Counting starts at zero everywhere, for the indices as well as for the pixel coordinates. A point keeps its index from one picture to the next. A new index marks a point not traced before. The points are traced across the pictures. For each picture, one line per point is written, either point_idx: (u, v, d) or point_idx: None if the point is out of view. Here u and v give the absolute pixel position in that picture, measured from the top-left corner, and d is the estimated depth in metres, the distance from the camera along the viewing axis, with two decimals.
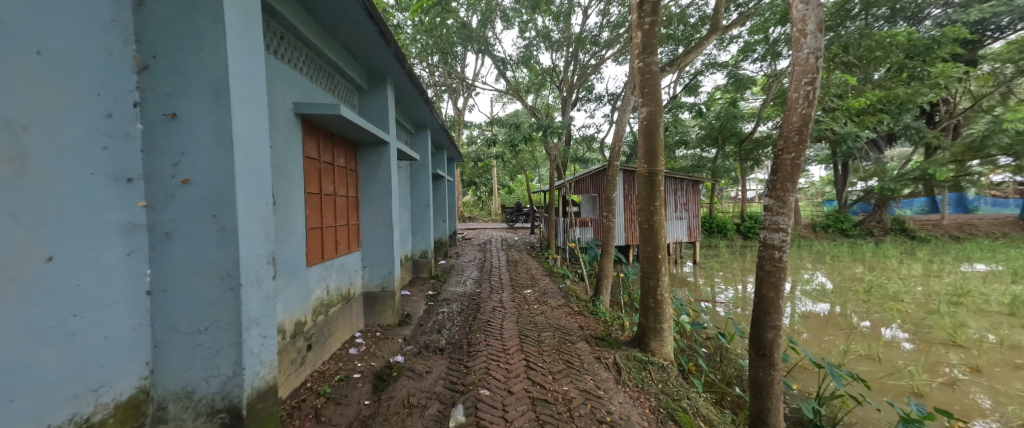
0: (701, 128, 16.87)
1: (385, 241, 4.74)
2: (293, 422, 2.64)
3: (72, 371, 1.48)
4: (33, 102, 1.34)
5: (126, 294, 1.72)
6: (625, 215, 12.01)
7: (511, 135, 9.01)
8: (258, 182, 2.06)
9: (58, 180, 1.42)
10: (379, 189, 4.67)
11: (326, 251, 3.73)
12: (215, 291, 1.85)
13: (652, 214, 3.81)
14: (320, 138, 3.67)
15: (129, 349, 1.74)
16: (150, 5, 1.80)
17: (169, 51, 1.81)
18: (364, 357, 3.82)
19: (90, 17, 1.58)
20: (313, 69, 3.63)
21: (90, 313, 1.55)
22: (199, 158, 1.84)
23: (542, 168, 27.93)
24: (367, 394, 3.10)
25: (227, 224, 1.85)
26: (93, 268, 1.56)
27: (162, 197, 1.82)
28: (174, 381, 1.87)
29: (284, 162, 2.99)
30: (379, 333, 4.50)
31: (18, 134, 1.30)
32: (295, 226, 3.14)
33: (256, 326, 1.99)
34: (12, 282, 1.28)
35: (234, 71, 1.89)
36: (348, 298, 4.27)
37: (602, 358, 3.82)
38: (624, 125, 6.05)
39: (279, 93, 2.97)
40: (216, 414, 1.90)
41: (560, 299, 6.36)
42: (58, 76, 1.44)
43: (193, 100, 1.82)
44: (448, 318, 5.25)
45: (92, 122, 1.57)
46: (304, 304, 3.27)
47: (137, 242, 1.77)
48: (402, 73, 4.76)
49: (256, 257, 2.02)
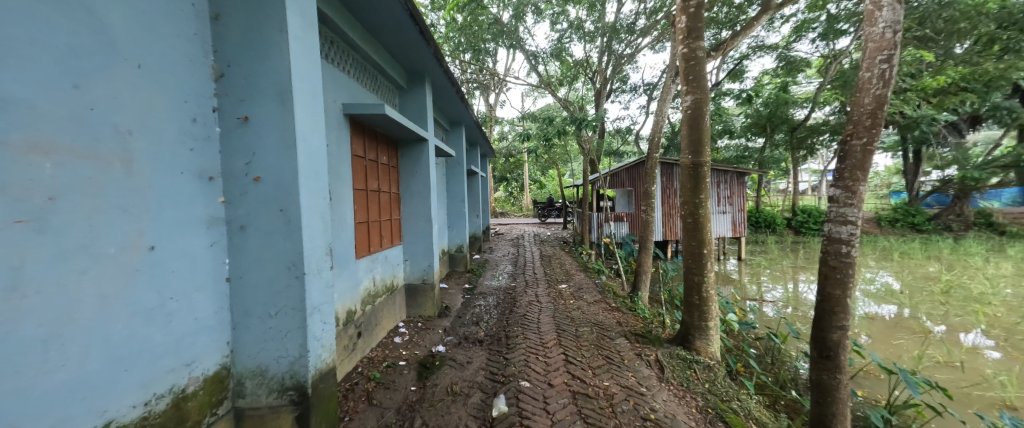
0: (746, 117, 15.85)
1: (425, 235, 4.92)
2: (348, 403, 2.83)
3: (169, 347, 1.68)
4: (135, 111, 1.54)
5: (211, 280, 1.93)
6: (663, 209, 11.64)
7: (543, 129, 8.96)
8: (317, 179, 2.21)
9: (156, 179, 1.62)
10: (419, 186, 4.82)
11: (372, 244, 3.93)
12: (283, 279, 2.02)
13: (698, 208, 3.65)
14: (366, 137, 3.85)
15: (214, 331, 1.95)
16: (225, 18, 1.96)
17: (241, 58, 1.97)
18: (409, 346, 4.00)
19: (176, 32, 1.76)
20: (359, 72, 3.81)
21: (183, 296, 1.75)
22: (268, 157, 1.99)
23: (575, 163, 27.52)
24: (413, 380, 3.25)
25: (293, 218, 2.00)
26: (183, 256, 1.76)
27: (238, 193, 2.00)
28: (250, 359, 2.06)
29: (336, 159, 3.17)
30: (420, 324, 4.68)
31: (126, 138, 1.50)
32: (346, 219, 3.33)
33: (317, 313, 2.15)
34: (124, 268, 1.48)
35: (296, 76, 2.04)
36: (392, 289, 4.47)
37: (643, 355, 3.74)
38: (663, 115, 5.81)
39: (331, 95, 3.15)
40: (286, 391, 2.07)
41: (597, 295, 6.30)
42: (154, 86, 1.63)
43: (263, 104, 1.98)
44: (485, 310, 5.36)
45: (180, 128, 1.76)
46: (355, 293, 3.50)
47: (218, 234, 1.97)
48: (441, 71, 4.87)
49: (317, 249, 2.19)
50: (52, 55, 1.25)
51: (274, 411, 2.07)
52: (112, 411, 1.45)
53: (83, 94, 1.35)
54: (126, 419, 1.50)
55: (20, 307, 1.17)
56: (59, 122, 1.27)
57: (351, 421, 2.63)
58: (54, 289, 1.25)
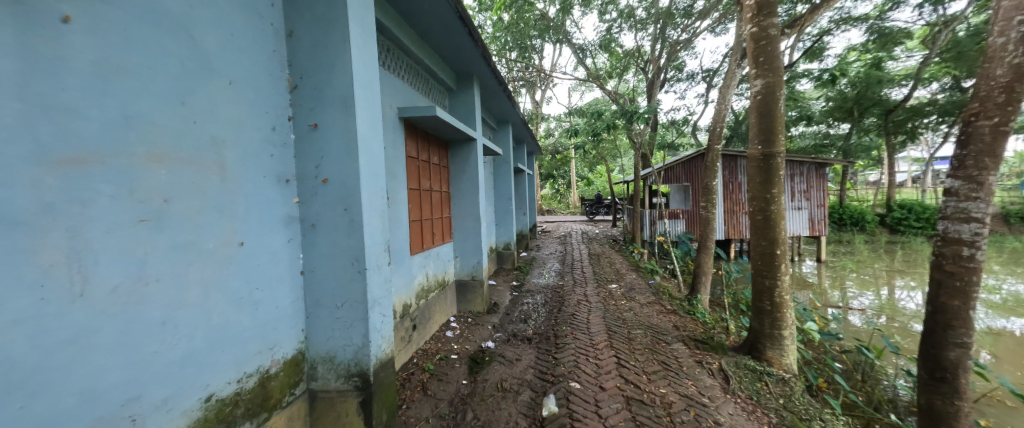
0: (826, 100, 14.09)
1: (474, 233, 5.03)
2: (405, 391, 2.99)
3: (256, 331, 1.90)
4: (227, 122, 1.75)
5: (288, 273, 2.13)
6: (724, 206, 10.77)
7: (592, 124, 8.74)
8: (376, 180, 2.35)
9: (243, 183, 1.83)
10: (468, 184, 4.93)
11: (425, 241, 4.10)
12: (347, 273, 2.18)
13: (769, 204, 3.32)
14: (419, 138, 4.02)
15: (292, 319, 2.16)
16: (298, 34, 2.15)
17: (311, 70, 2.15)
18: (460, 340, 4.12)
19: (258, 50, 1.96)
20: (412, 76, 3.97)
21: (265, 286, 1.96)
22: (334, 160, 2.15)
23: (626, 158, 26.45)
24: (464, 374, 3.34)
25: (356, 216, 2.15)
26: (266, 251, 1.97)
27: (309, 194, 2.19)
28: (321, 345, 2.25)
29: (392, 160, 3.34)
30: (470, 319, 4.80)
31: (221, 148, 1.71)
32: (401, 217, 3.50)
33: (377, 305, 2.29)
34: (221, 261, 1.70)
35: (357, 83, 2.18)
36: (443, 284, 4.63)
37: (704, 363, 3.49)
38: (727, 103, 5.35)
39: (387, 100, 3.32)
40: (352, 377, 2.23)
41: (650, 296, 6.01)
42: (241, 100, 1.84)
43: (330, 111, 2.14)
44: (533, 308, 5.36)
45: (262, 136, 1.97)
46: (410, 288, 3.68)
47: (294, 231, 2.17)
48: (488, 70, 4.92)
49: (376, 245, 2.33)
50: (162, 76, 1.46)
51: (341, 394, 2.24)
52: (213, 385, 1.66)
53: (187, 109, 1.56)
54: (223, 393, 1.72)
55: (143, 291, 1.38)
56: (170, 134, 1.48)
57: (408, 410, 2.76)
58: (170, 278, 1.47)
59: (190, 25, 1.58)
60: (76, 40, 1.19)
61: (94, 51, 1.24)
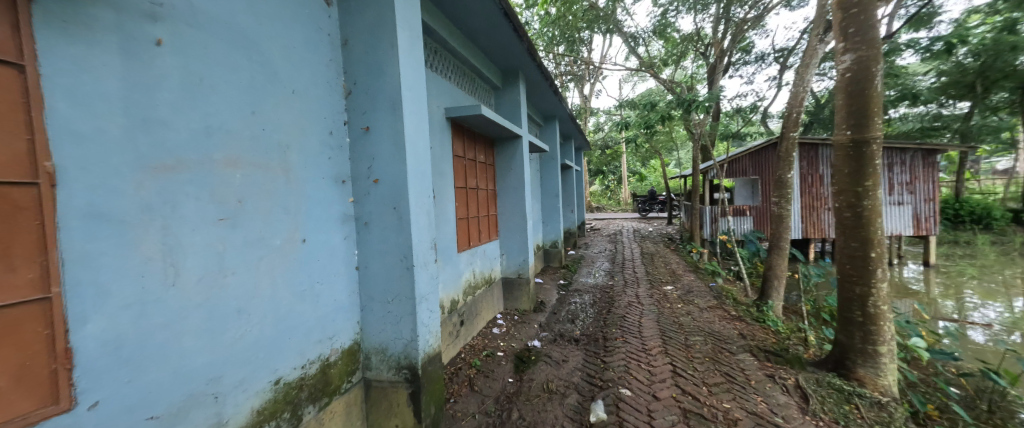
0: (937, 75, 11.91)
1: (521, 231, 5.01)
2: (453, 385, 3.07)
3: (317, 322, 2.04)
4: (291, 128, 1.89)
5: (345, 268, 2.26)
6: (801, 201, 9.64)
7: (644, 116, 8.27)
8: (423, 180, 2.40)
9: (305, 185, 1.97)
10: (514, 182, 4.92)
11: (472, 238, 4.17)
12: (397, 269, 2.26)
13: (861, 199, 2.87)
14: (465, 137, 4.08)
15: (349, 311, 2.29)
16: (352, 42, 2.26)
17: (363, 76, 2.25)
18: (506, 337, 4.13)
19: (317, 60, 2.10)
20: (459, 77, 4.04)
21: (325, 280, 2.09)
22: (384, 161, 2.24)
23: (684, 150, 24.73)
24: (510, 372, 3.34)
25: (404, 215, 2.22)
26: (325, 247, 2.11)
27: (362, 194, 2.30)
28: (374, 338, 2.36)
29: (440, 160, 3.42)
30: (517, 317, 4.80)
31: (286, 152, 1.85)
32: (449, 215, 3.58)
33: (424, 301, 2.36)
34: (287, 257, 1.85)
35: (405, 85, 2.24)
36: (490, 282, 4.68)
37: (777, 378, 3.12)
38: (805, 85, 4.73)
39: (435, 101, 3.41)
40: (402, 369, 2.31)
41: (711, 299, 5.54)
42: (303, 107, 1.97)
43: (380, 114, 2.23)
44: (581, 308, 5.22)
45: (321, 141, 2.10)
46: (458, 285, 3.76)
47: (350, 229, 2.30)
48: (534, 66, 4.85)
49: (423, 243, 2.39)
50: (236, 88, 1.61)
51: (393, 385, 2.34)
52: (281, 370, 1.81)
53: (257, 118, 1.70)
54: (289, 377, 1.87)
55: (223, 283, 1.53)
56: (243, 141, 1.63)
57: (455, 404, 2.82)
58: (244, 271, 1.62)
59: (259, 40, 1.72)
60: (165, 60, 1.34)
61: (180, 69, 1.39)
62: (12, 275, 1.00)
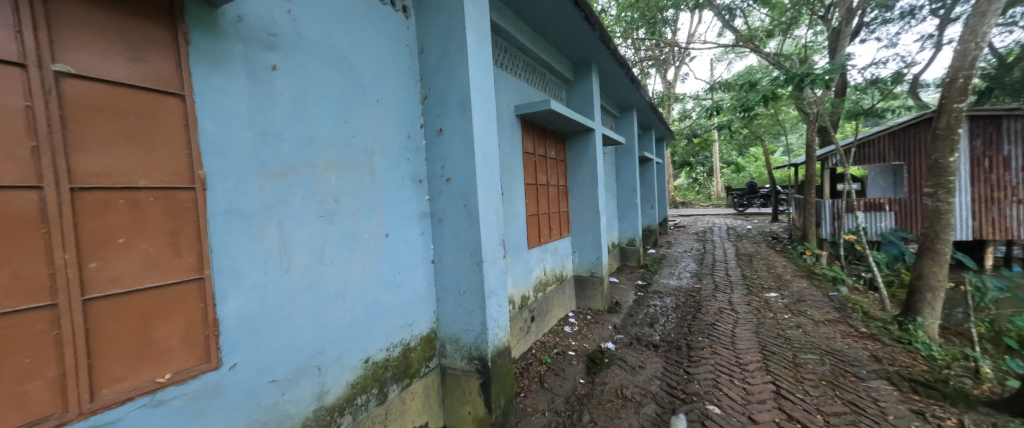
0: None
1: (594, 228, 4.83)
2: (524, 380, 3.11)
3: (398, 310, 2.23)
4: (375, 133, 2.09)
5: (422, 261, 2.43)
6: (973, 192, 7.52)
7: (742, 98, 7.28)
8: (492, 177, 2.47)
9: (387, 184, 2.16)
10: (586, 177, 4.77)
11: (542, 235, 4.15)
12: (468, 264, 2.37)
13: None
14: (535, 134, 4.07)
15: (426, 302, 2.46)
16: (427, 50, 2.40)
17: (436, 80, 2.38)
18: (578, 337, 4.04)
19: (397, 69, 2.27)
20: (529, 74, 4.04)
21: (405, 272, 2.28)
22: (456, 160, 2.35)
23: (793, 135, 21.17)
24: (582, 373, 3.25)
25: (474, 212, 2.30)
26: (406, 242, 2.29)
27: (437, 192, 2.44)
28: (449, 328, 2.50)
29: (509, 157, 3.48)
30: (590, 317, 4.65)
31: (371, 155, 2.05)
32: (518, 212, 3.62)
33: (493, 296, 2.43)
34: (373, 249, 2.05)
35: (474, 87, 2.32)
36: (562, 279, 4.62)
37: (928, 415, 2.48)
38: (976, 41, 3.67)
39: (505, 99, 3.46)
40: (473, 360, 2.42)
41: (828, 311, 4.66)
42: (385, 114, 2.17)
43: (452, 116, 2.34)
44: (661, 312, 4.84)
45: (401, 144, 2.28)
46: (529, 281, 3.79)
47: (426, 225, 2.46)
48: (608, 55, 4.62)
49: (492, 239, 2.46)
50: (332, 101, 1.83)
51: (465, 374, 2.45)
52: (369, 350, 2.03)
53: (348, 126, 1.92)
54: (376, 357, 2.08)
55: (323, 271, 1.76)
56: (338, 147, 1.85)
57: (526, 399, 2.85)
58: (340, 262, 1.85)
59: (349, 56, 1.93)
60: (279, 82, 1.58)
61: (290, 89, 1.63)
62: (179, 260, 1.26)
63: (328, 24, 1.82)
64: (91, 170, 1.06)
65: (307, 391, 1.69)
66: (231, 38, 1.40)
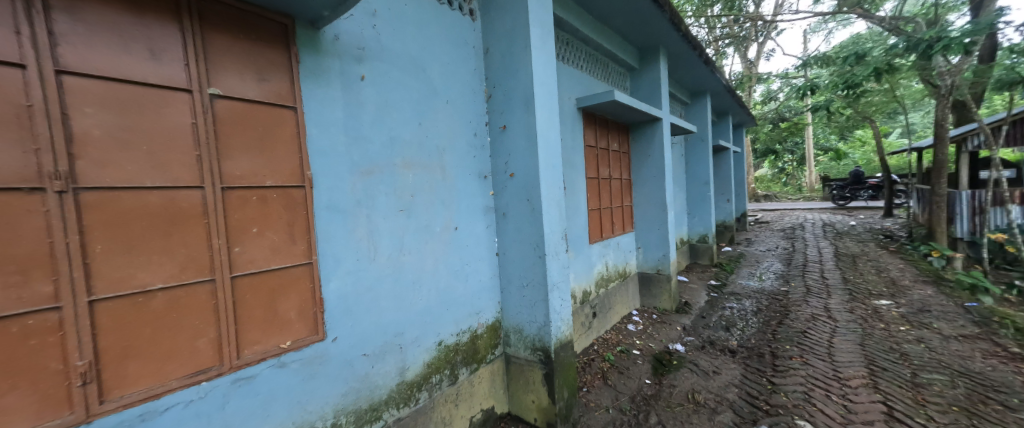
0: None
1: (660, 223, 4.59)
2: (586, 375, 3.10)
3: (466, 299, 2.37)
4: (445, 132, 2.23)
5: (487, 253, 2.55)
6: None
7: (846, 74, 6.25)
8: (554, 172, 2.49)
9: (456, 181, 2.30)
10: (652, 169, 4.54)
11: (604, 230, 4.06)
12: (531, 257, 2.43)
13: None
14: (597, 126, 3.97)
15: (491, 292, 2.58)
16: (491, 49, 2.48)
17: (501, 78, 2.45)
18: (643, 336, 3.89)
19: (464, 70, 2.39)
20: (592, 64, 3.94)
21: (472, 263, 2.41)
22: (520, 156, 2.40)
23: (915, 113, 17.64)
24: (648, 373, 3.14)
25: (537, 206, 2.35)
26: (472, 235, 2.42)
27: (501, 187, 2.53)
28: (513, 318, 2.59)
29: (571, 151, 3.45)
30: (656, 316, 4.45)
31: (442, 153, 2.20)
32: (580, 206, 3.59)
33: (556, 289, 2.47)
34: (444, 241, 2.21)
35: (537, 82, 2.35)
36: (624, 275, 4.47)
37: None
38: None
39: (566, 93, 3.44)
40: (537, 350, 2.49)
41: (962, 324, 3.85)
42: (454, 114, 2.30)
43: (516, 112, 2.40)
44: (739, 315, 4.44)
45: (468, 142, 2.40)
46: (591, 276, 3.75)
47: (491, 219, 2.57)
48: (678, 37, 4.31)
49: (555, 233, 2.48)
50: (409, 105, 2.00)
51: (529, 364, 2.52)
52: (441, 334, 2.20)
53: (423, 127, 2.08)
54: (448, 341, 2.24)
55: (403, 260, 1.95)
56: (414, 147, 2.02)
57: (588, 394, 2.85)
58: (416, 252, 2.03)
59: (423, 61, 2.09)
60: (367, 91, 1.77)
61: (376, 96, 1.82)
62: (294, 246, 1.50)
63: (405, 33, 1.98)
64: (234, 173, 1.31)
65: (391, 366, 1.89)
66: (329, 54, 1.61)
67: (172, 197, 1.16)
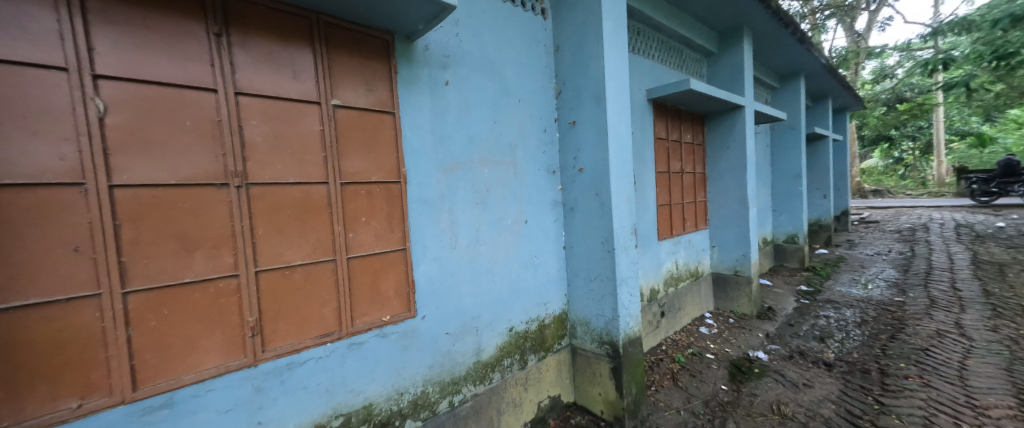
0: None
1: (740, 220, 4.22)
2: (654, 375, 3.03)
3: (534, 290, 2.47)
4: (517, 129, 2.33)
5: (555, 247, 2.61)
6: None
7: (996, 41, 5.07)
8: (624, 166, 2.46)
9: (526, 176, 2.39)
10: (732, 162, 4.20)
11: (675, 226, 3.87)
12: (599, 251, 2.44)
13: None
14: (669, 117, 3.79)
15: (558, 284, 2.65)
16: (562, 46, 2.52)
17: (571, 74, 2.48)
18: (718, 341, 3.65)
19: (535, 68, 2.46)
20: (664, 53, 3.75)
21: (540, 255, 2.50)
22: (590, 150, 2.42)
23: None
24: (724, 379, 2.96)
25: (607, 201, 2.35)
26: (541, 228, 2.50)
27: (569, 181, 2.57)
28: (580, 310, 2.63)
29: (640, 144, 3.35)
30: (733, 321, 4.14)
31: (514, 149, 2.31)
32: (649, 201, 3.47)
33: (625, 284, 2.45)
34: (515, 233, 2.33)
35: (609, 76, 2.34)
36: (697, 275, 4.22)
37: None
38: None
39: (636, 84, 3.33)
40: (604, 344, 2.50)
41: None
42: (526, 112, 2.40)
43: (587, 108, 2.41)
44: (837, 326, 3.92)
45: (538, 138, 2.48)
46: (659, 274, 3.61)
47: (559, 213, 2.63)
48: (766, 15, 3.89)
49: (624, 228, 2.45)
50: (486, 106, 2.14)
51: (596, 356, 2.55)
52: (512, 321, 2.33)
53: (497, 125, 2.21)
54: (518, 328, 2.37)
55: (479, 249, 2.10)
56: (489, 145, 2.16)
57: (657, 393, 2.79)
58: (491, 242, 2.17)
59: (498, 63, 2.21)
60: (451, 94, 1.94)
61: (458, 98, 1.98)
62: (392, 234, 1.72)
63: (482, 38, 2.11)
64: (349, 171, 1.56)
65: (468, 346, 2.06)
66: (420, 64, 1.80)
67: (307, 191, 1.43)
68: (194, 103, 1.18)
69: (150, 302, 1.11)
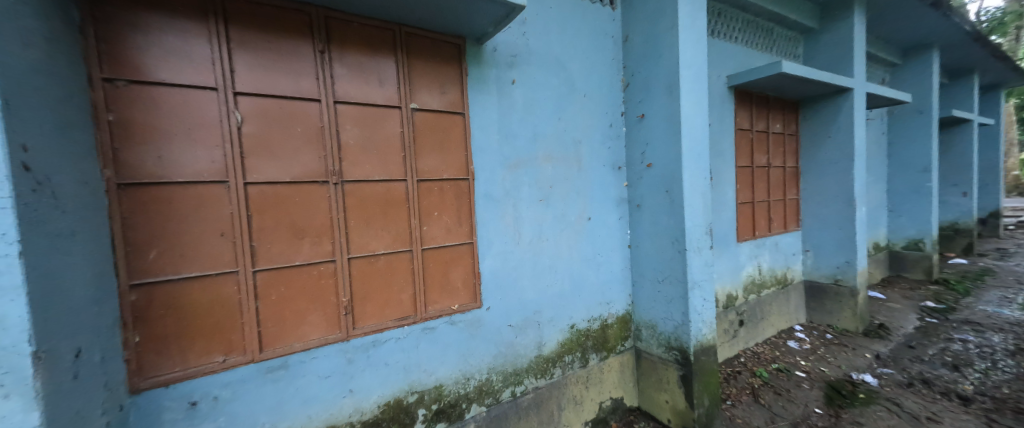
0: None
1: (843, 222, 3.65)
2: (730, 388, 2.78)
3: (597, 288, 2.42)
4: (581, 124, 2.30)
5: (619, 245, 2.53)
6: None
7: None
8: (700, 160, 2.28)
9: (590, 172, 2.35)
10: (834, 155, 3.65)
11: (758, 227, 3.49)
12: (669, 251, 2.31)
13: None
14: (754, 106, 3.41)
15: (622, 284, 2.56)
16: (632, 35, 2.42)
17: (641, 64, 2.37)
18: (811, 358, 3.22)
19: (602, 60, 2.40)
20: (750, 34, 3.38)
21: (604, 253, 2.45)
22: (660, 144, 2.29)
23: None
24: (818, 402, 2.60)
25: (678, 198, 2.22)
26: (605, 225, 2.45)
27: (636, 178, 2.47)
28: (646, 312, 2.52)
29: (718, 137, 3.08)
30: (831, 337, 3.61)
31: (578, 145, 2.28)
32: (728, 198, 3.17)
33: (698, 288, 2.28)
34: (578, 230, 2.31)
35: (684, 65, 2.19)
36: (785, 282, 3.76)
37: None
38: None
39: (716, 71, 3.06)
40: (672, 349, 2.37)
41: None
42: (591, 106, 2.35)
43: (657, 100, 2.29)
44: (979, 353, 3.19)
45: (604, 133, 2.42)
46: (738, 278, 3.29)
47: (624, 211, 2.54)
48: None
49: (697, 227, 2.29)
50: (551, 102, 2.14)
51: (663, 362, 2.43)
52: (574, 318, 2.32)
53: (562, 121, 2.20)
54: (580, 325, 2.35)
55: (542, 245, 2.13)
56: (553, 141, 2.16)
57: (734, 408, 2.56)
58: (553, 238, 2.19)
59: (564, 58, 2.20)
60: (517, 93, 1.99)
61: (524, 97, 2.02)
62: (461, 228, 1.82)
63: (548, 34, 2.12)
64: (425, 169, 1.69)
65: (530, 339, 2.11)
66: (489, 65, 1.87)
67: (389, 187, 1.58)
68: (304, 112, 1.38)
69: (271, 280, 1.34)
